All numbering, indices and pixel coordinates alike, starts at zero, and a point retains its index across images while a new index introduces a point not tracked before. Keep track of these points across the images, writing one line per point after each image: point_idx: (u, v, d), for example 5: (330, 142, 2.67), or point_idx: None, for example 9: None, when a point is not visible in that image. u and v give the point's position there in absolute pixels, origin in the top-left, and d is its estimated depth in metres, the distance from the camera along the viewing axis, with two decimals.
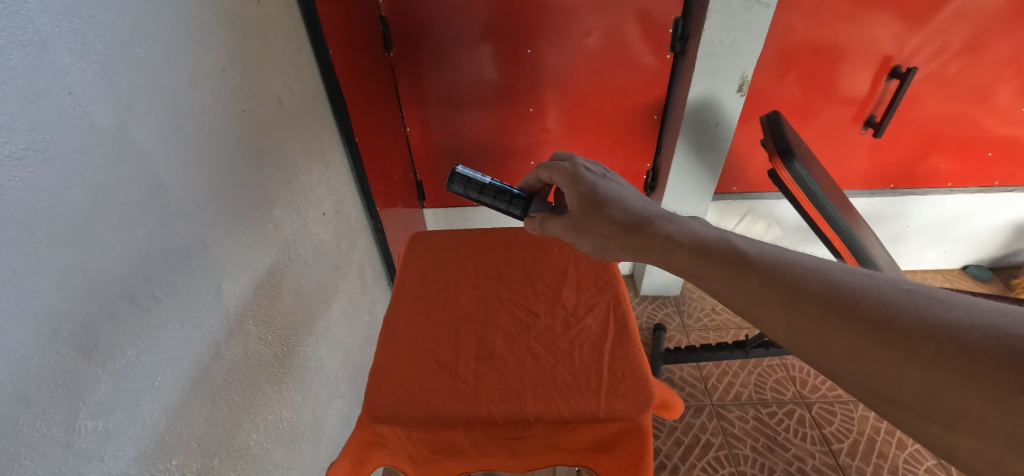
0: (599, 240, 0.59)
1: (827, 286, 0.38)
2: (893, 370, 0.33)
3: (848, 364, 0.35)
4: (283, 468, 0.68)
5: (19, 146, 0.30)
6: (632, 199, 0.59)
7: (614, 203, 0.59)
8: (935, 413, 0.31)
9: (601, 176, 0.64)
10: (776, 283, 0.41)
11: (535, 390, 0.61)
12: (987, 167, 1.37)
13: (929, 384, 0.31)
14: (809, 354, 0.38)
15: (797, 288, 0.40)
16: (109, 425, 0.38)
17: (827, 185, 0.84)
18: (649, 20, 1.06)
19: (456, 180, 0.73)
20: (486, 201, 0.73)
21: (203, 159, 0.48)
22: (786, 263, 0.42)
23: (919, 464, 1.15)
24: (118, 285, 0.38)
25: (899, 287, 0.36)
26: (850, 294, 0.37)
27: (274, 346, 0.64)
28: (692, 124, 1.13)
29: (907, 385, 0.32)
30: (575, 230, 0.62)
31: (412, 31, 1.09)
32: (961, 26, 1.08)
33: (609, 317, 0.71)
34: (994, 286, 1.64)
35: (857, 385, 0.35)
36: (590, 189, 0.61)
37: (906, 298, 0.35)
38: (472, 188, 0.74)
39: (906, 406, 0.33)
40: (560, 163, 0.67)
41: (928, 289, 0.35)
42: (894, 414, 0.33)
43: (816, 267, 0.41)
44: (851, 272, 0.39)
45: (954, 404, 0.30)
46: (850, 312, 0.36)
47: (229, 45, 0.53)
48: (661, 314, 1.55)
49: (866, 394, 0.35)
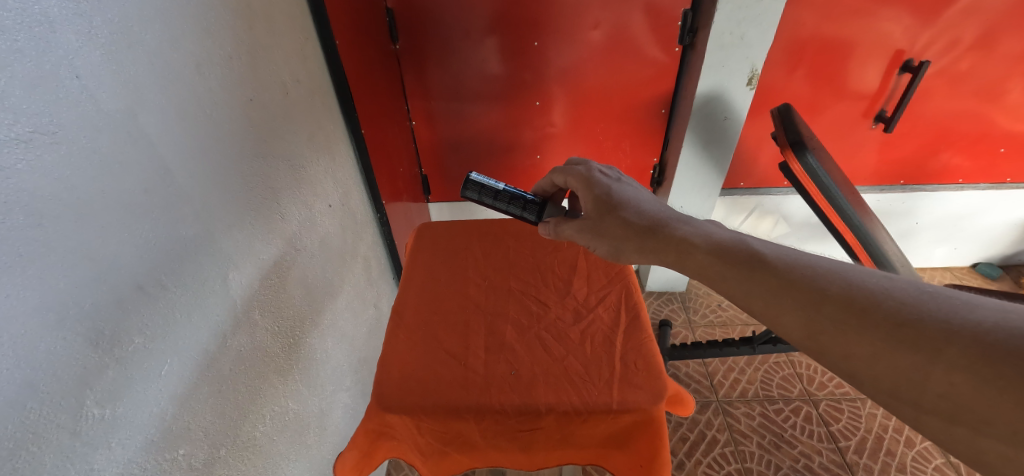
0: (614, 243, 0.58)
1: (846, 288, 0.38)
2: (916, 372, 0.32)
3: (870, 366, 0.35)
4: (289, 460, 0.68)
5: (25, 129, 0.29)
6: (648, 202, 0.59)
7: (629, 205, 0.58)
8: (962, 417, 0.31)
9: (615, 180, 0.63)
10: (793, 283, 0.40)
11: (547, 381, 0.60)
12: (998, 163, 1.36)
13: (954, 386, 0.31)
14: (827, 356, 0.37)
15: (815, 289, 0.39)
16: (116, 413, 0.37)
17: (841, 178, 0.83)
18: (657, 13, 1.05)
19: (471, 187, 0.72)
20: (500, 208, 0.71)
21: (208, 146, 0.47)
22: (804, 264, 0.42)
23: (928, 462, 1.15)
24: (127, 274, 0.38)
25: (922, 289, 0.35)
26: (870, 296, 0.36)
27: (280, 337, 0.63)
28: (703, 117, 1.12)
29: (932, 387, 0.32)
30: (590, 234, 0.61)
31: (416, 24, 1.08)
32: (975, 21, 1.06)
33: (621, 308, 0.71)
34: (1004, 285, 1.63)
35: (879, 388, 0.35)
36: (605, 192, 0.61)
37: (929, 299, 0.34)
38: (486, 195, 0.72)
39: (930, 409, 0.32)
40: (574, 167, 0.66)
41: (950, 291, 0.35)
42: (917, 417, 0.33)
43: (835, 268, 0.40)
44: (871, 273, 0.39)
45: (981, 407, 0.29)
46: (872, 313, 0.35)
47: (236, 32, 0.52)
48: (666, 310, 1.55)
49: (888, 397, 0.34)
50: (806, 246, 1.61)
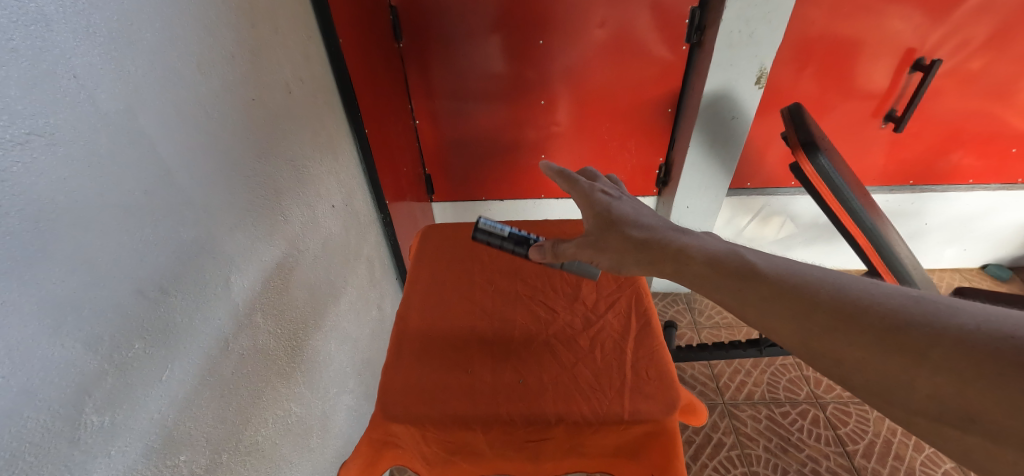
0: (614, 257, 0.56)
1: (835, 295, 0.37)
2: (903, 375, 0.32)
3: (860, 370, 0.35)
4: (292, 464, 0.67)
5: (21, 130, 0.29)
6: (648, 217, 0.58)
7: (629, 220, 0.57)
8: (949, 417, 0.31)
9: (617, 196, 0.62)
10: (785, 292, 0.40)
11: (556, 391, 0.59)
12: (1010, 164, 1.34)
13: (940, 387, 0.31)
14: (822, 362, 0.37)
15: (807, 297, 0.39)
16: (116, 421, 0.37)
17: (850, 178, 0.81)
18: (664, 11, 1.03)
19: (479, 233, 0.70)
20: (508, 249, 0.69)
21: (209, 146, 0.46)
22: (793, 273, 0.41)
23: (937, 466, 1.13)
24: (126, 280, 0.37)
25: (908, 295, 0.35)
26: (858, 303, 0.36)
27: (282, 339, 0.62)
28: (708, 117, 1.11)
29: (919, 389, 0.32)
30: (591, 248, 0.59)
31: (420, 22, 1.07)
32: (986, 20, 1.04)
33: (631, 315, 0.70)
34: (1014, 286, 1.61)
35: (869, 391, 0.35)
36: (606, 207, 0.60)
37: (914, 305, 0.34)
38: (495, 238, 0.70)
39: (919, 411, 0.32)
40: (577, 182, 0.65)
41: (936, 297, 0.35)
42: (910, 421, 0.33)
43: (825, 277, 0.40)
44: (859, 281, 0.38)
45: (968, 408, 0.30)
46: (860, 319, 0.35)
47: (238, 31, 0.51)
48: (672, 311, 1.54)
49: (875, 399, 0.34)
50: (813, 247, 1.59)
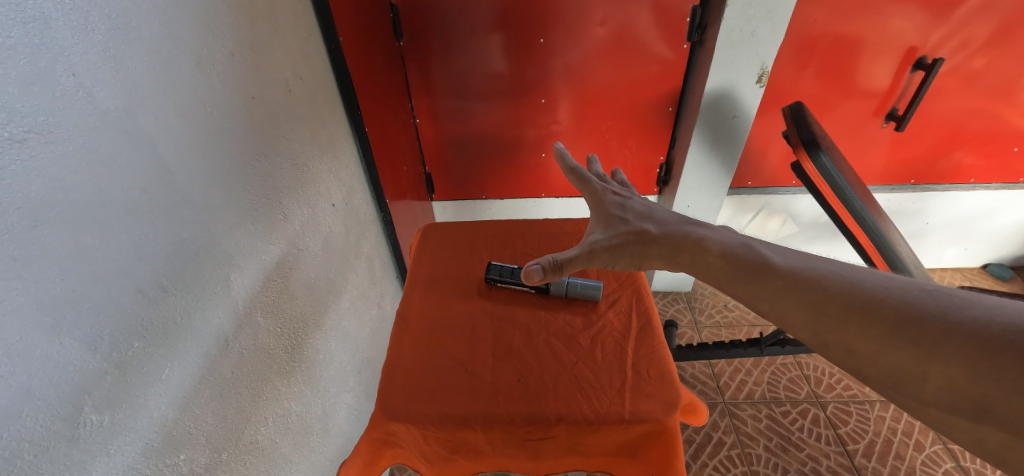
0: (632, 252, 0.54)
1: (849, 288, 0.38)
2: (916, 367, 0.33)
3: (875, 363, 0.35)
4: (292, 463, 0.67)
5: (19, 128, 0.28)
6: (663, 213, 0.57)
7: (644, 216, 0.57)
8: (961, 408, 0.31)
9: (628, 197, 0.62)
10: (797, 285, 0.41)
11: (557, 389, 0.59)
12: (1011, 163, 1.33)
13: (953, 380, 0.31)
14: (834, 352, 0.38)
15: (820, 289, 0.40)
16: (115, 419, 0.36)
17: (852, 176, 0.81)
18: (664, 9, 1.03)
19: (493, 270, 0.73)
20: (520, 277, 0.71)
21: (208, 144, 0.46)
22: (807, 268, 0.42)
23: (937, 466, 1.13)
24: (124, 278, 0.36)
25: (922, 288, 0.36)
26: (872, 295, 0.37)
27: (282, 338, 0.62)
28: (709, 115, 1.10)
29: (932, 380, 0.32)
30: (609, 251, 0.55)
31: (420, 20, 1.06)
32: (988, 19, 1.04)
33: (632, 314, 0.69)
34: (1014, 286, 1.61)
35: (884, 382, 0.35)
36: (619, 206, 0.60)
37: (928, 297, 0.35)
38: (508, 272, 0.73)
39: (932, 402, 0.32)
40: (588, 184, 0.65)
41: (952, 290, 0.35)
42: (923, 411, 0.33)
43: (839, 270, 0.41)
44: (874, 274, 0.39)
45: (980, 399, 0.30)
46: (872, 311, 0.36)
47: (238, 29, 0.51)
48: (672, 310, 1.54)
49: (892, 392, 0.35)
50: (814, 246, 1.59)
